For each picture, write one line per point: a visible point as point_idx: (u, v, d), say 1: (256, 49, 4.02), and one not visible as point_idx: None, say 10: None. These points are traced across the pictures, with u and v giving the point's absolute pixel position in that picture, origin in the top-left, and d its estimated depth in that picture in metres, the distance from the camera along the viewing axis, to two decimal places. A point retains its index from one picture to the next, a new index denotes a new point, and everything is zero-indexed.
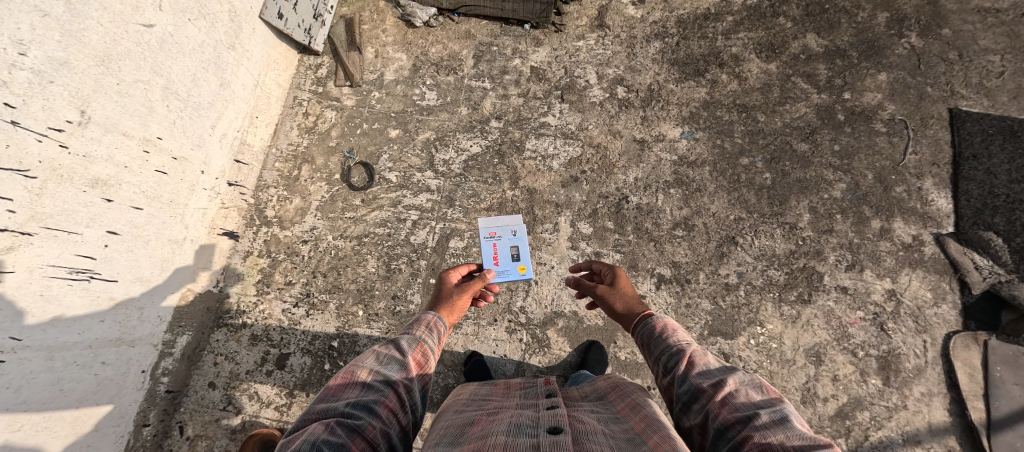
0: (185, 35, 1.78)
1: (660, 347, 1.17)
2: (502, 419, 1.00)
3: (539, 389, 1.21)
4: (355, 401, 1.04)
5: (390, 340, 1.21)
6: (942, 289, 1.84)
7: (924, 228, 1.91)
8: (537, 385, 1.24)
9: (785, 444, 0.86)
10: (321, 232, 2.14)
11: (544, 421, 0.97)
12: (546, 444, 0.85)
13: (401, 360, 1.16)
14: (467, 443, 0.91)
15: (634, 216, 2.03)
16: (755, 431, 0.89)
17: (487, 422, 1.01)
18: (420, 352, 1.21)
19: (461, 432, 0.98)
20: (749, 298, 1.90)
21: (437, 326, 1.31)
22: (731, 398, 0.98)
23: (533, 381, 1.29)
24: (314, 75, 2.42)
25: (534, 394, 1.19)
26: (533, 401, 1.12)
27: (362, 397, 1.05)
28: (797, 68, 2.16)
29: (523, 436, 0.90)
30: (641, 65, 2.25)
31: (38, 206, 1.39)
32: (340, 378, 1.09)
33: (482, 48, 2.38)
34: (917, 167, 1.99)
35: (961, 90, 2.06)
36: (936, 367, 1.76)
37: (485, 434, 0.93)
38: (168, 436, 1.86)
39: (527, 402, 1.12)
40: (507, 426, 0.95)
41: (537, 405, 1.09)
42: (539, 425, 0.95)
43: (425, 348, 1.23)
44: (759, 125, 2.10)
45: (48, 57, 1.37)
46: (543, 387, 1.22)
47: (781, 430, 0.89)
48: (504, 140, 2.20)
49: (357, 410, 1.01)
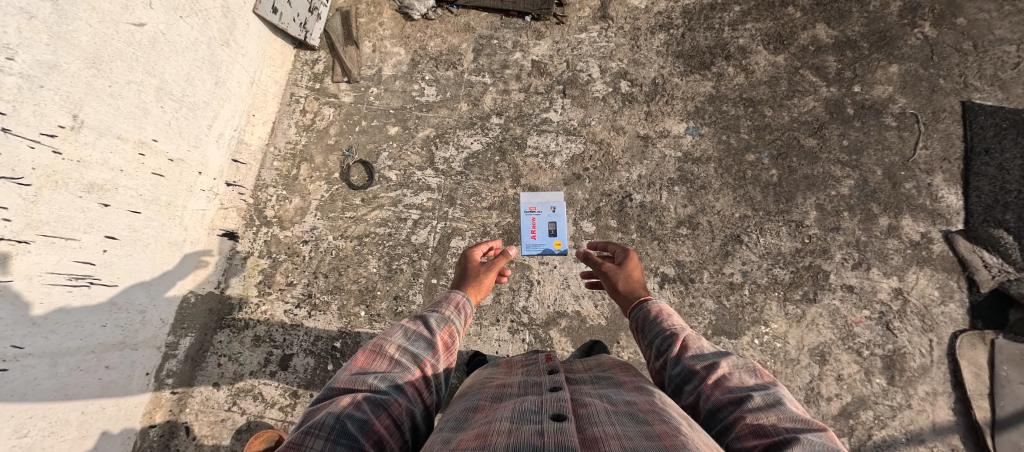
0: (178, 33, 1.73)
1: (654, 330, 1.16)
2: (504, 405, 0.97)
3: (541, 367, 1.18)
4: (384, 374, 1.03)
5: (420, 318, 1.20)
6: (950, 288, 1.82)
7: (933, 225, 1.88)
8: (539, 362, 1.22)
9: (776, 426, 0.85)
10: (321, 232, 2.12)
11: (547, 406, 0.93)
12: (549, 430, 0.82)
13: (428, 338, 1.15)
14: (468, 432, 0.87)
15: (637, 214, 2.00)
16: (746, 412, 0.89)
17: (490, 408, 0.98)
18: (448, 331, 1.19)
19: (464, 420, 0.96)
20: (753, 297, 1.88)
21: (464, 306, 1.29)
22: (724, 380, 0.98)
23: (535, 358, 1.27)
24: (310, 70, 2.37)
25: (536, 371, 1.17)
26: (535, 380, 1.10)
27: (391, 371, 1.05)
28: (806, 60, 2.10)
29: (527, 421, 0.87)
30: (645, 58, 2.19)
31: (33, 214, 1.36)
32: (369, 350, 1.09)
33: (482, 41, 2.32)
34: (927, 163, 1.94)
35: (974, 83, 2.00)
36: (941, 367, 1.75)
37: (487, 422, 0.89)
38: (174, 436, 1.88)
39: (529, 381, 1.10)
40: (510, 411, 0.92)
41: (540, 384, 1.06)
42: (542, 410, 0.91)
43: (452, 328, 1.21)
44: (765, 120, 2.05)
45: (37, 61, 1.33)
46: (545, 365, 1.19)
47: (773, 411, 0.88)
48: (505, 137, 2.16)
49: (385, 384, 1.01)
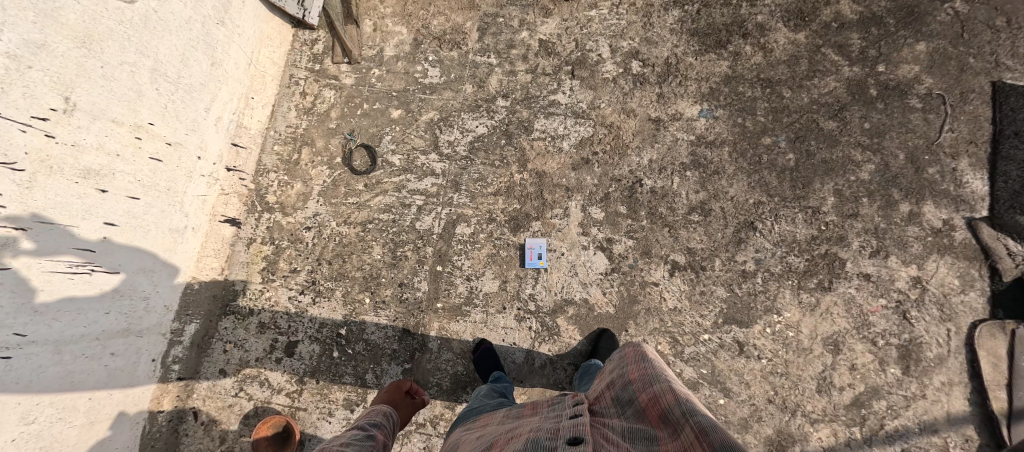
0: (170, 10, 1.65)
1: None
2: (519, 437, 0.95)
3: (565, 402, 1.11)
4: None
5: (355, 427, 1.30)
6: (971, 276, 1.77)
7: (956, 212, 1.81)
8: (564, 398, 1.14)
9: None
10: (324, 218, 2.08)
11: (563, 431, 0.91)
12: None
13: (368, 434, 1.26)
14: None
15: (648, 200, 1.94)
16: None
17: (504, 444, 0.97)
18: (383, 433, 1.32)
19: None
20: (766, 286, 1.84)
21: (393, 416, 1.45)
22: None
23: (561, 395, 1.19)
24: (310, 51, 2.29)
25: (561, 406, 1.10)
26: (557, 413, 1.05)
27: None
28: (829, 38, 2.00)
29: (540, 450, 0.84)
30: (658, 36, 2.09)
31: (30, 200, 1.32)
32: None
33: (487, 19, 2.22)
34: (953, 146, 1.86)
35: (1006, 61, 1.90)
36: (959, 356, 1.71)
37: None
38: (183, 421, 1.90)
39: (550, 416, 1.05)
40: (523, 443, 0.90)
41: (560, 415, 1.02)
42: (557, 436, 0.89)
43: (386, 431, 1.34)
44: (783, 102, 1.97)
45: (24, 40, 1.27)
46: (570, 399, 1.13)
47: None
48: (512, 120, 2.09)
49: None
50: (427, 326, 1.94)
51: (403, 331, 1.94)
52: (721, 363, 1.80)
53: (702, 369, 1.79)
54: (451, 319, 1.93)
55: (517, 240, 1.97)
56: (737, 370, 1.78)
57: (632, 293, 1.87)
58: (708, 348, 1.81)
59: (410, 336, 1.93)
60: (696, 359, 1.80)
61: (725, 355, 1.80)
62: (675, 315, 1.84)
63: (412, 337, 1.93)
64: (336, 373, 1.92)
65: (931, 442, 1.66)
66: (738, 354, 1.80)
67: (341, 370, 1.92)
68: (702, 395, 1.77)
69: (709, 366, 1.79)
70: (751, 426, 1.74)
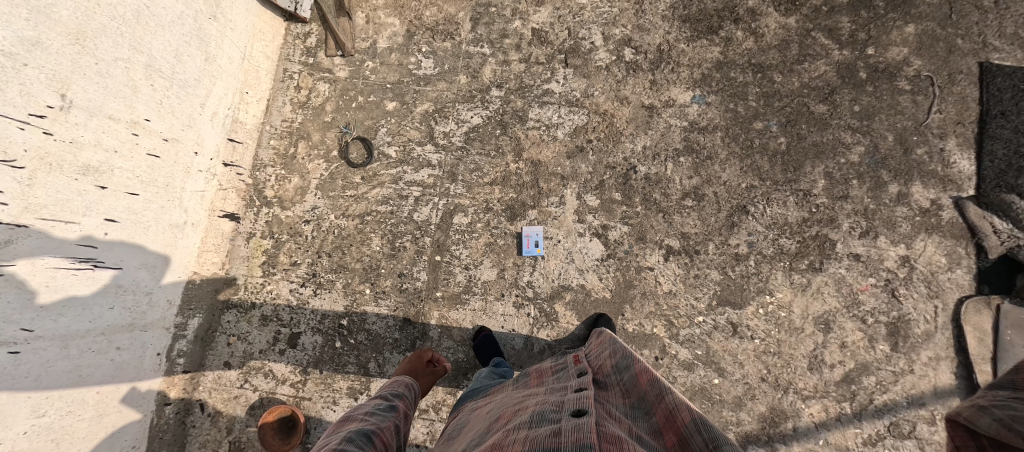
0: (163, 6, 1.65)
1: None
2: (526, 410, 0.99)
3: (570, 372, 1.14)
4: (356, 429, 1.15)
5: (377, 396, 1.36)
6: (958, 254, 1.81)
7: (943, 191, 1.85)
8: (569, 366, 1.18)
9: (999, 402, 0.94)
10: (322, 211, 2.10)
11: (569, 404, 0.93)
12: (566, 428, 0.81)
13: (390, 405, 1.31)
14: (491, 441, 0.91)
15: (642, 186, 1.97)
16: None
17: (512, 416, 1.01)
18: (405, 403, 1.37)
19: (488, 433, 1.00)
20: (758, 268, 1.88)
21: (415, 386, 1.49)
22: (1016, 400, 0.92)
23: (565, 362, 1.23)
24: (302, 45, 2.29)
25: (566, 377, 1.13)
26: (563, 384, 1.08)
27: (361, 426, 1.17)
28: (819, 21, 2.01)
29: (546, 423, 0.88)
30: (650, 24, 2.10)
31: (32, 197, 1.34)
32: (340, 422, 1.22)
33: (479, 9, 2.22)
34: (941, 127, 1.89)
35: (994, 42, 1.92)
36: (945, 332, 1.77)
37: (509, 429, 0.92)
38: (190, 413, 1.94)
39: (558, 387, 1.08)
40: (530, 416, 0.94)
41: (566, 388, 1.05)
42: (562, 409, 0.92)
43: (407, 401, 1.39)
44: (774, 87, 1.99)
45: (19, 38, 1.27)
46: (575, 368, 1.15)
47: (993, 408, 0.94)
48: (506, 110, 2.10)
49: (357, 435, 1.11)
50: (428, 314, 1.97)
51: (403, 321, 1.98)
52: (716, 344, 1.84)
53: (697, 350, 1.84)
54: (451, 307, 1.97)
55: (514, 228, 2.00)
56: (731, 351, 1.83)
57: (628, 278, 1.91)
58: (703, 329, 1.85)
59: (411, 325, 1.97)
60: (691, 340, 1.85)
61: (719, 336, 1.85)
62: (671, 298, 1.88)
63: (413, 326, 1.97)
64: (339, 363, 1.96)
65: (918, 415, 1.72)
66: (731, 335, 1.84)
67: (344, 360, 1.96)
68: (697, 375, 1.82)
69: (704, 348, 1.84)
70: (745, 404, 1.79)
